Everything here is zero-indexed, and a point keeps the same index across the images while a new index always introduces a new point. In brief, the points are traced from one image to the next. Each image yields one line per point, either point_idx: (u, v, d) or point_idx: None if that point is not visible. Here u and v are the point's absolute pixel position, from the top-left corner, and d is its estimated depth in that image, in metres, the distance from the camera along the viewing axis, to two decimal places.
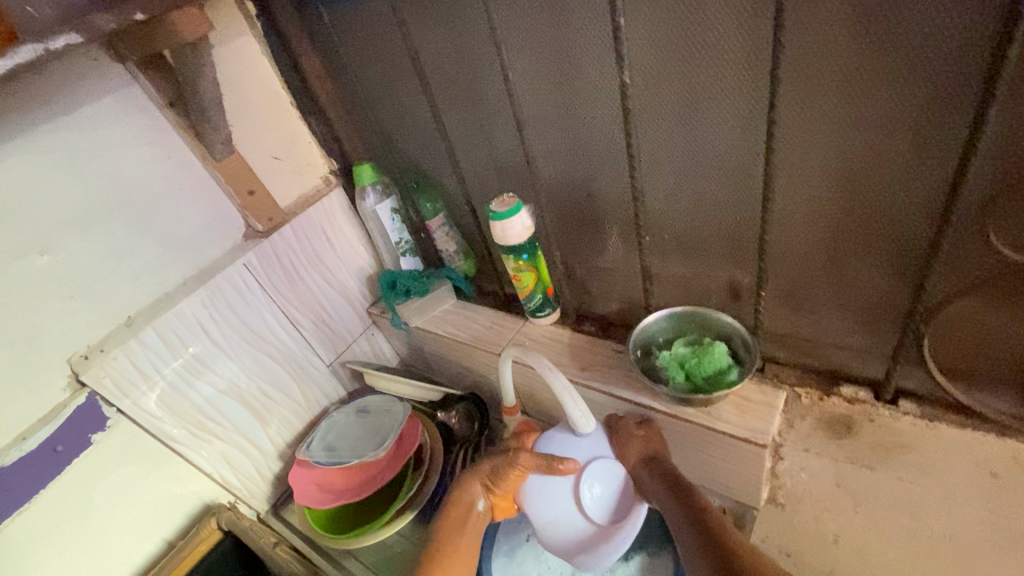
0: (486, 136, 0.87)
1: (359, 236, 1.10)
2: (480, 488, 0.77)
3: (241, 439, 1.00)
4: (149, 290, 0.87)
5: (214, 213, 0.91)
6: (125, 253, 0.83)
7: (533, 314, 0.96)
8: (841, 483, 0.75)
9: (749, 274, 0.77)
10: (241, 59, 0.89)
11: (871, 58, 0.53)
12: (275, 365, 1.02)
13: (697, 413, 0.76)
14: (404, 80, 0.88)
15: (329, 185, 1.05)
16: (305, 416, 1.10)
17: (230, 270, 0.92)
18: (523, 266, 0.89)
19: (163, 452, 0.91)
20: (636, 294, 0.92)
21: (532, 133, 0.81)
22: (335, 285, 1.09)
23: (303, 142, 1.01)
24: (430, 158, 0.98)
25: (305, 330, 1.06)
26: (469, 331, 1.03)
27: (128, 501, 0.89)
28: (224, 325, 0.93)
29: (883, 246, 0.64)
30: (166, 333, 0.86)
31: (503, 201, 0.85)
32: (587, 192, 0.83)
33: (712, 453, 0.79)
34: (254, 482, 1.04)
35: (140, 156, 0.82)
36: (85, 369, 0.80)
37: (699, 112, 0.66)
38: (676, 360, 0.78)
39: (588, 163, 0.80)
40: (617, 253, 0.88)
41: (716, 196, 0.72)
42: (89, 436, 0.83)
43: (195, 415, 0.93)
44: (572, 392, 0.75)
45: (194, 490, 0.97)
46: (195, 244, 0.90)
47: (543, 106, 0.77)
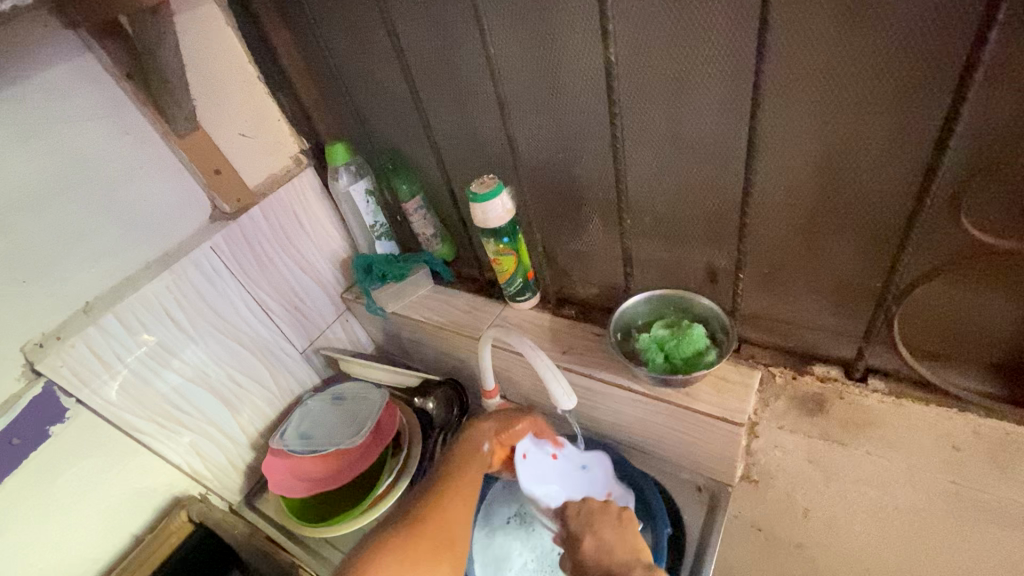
0: (466, 116, 0.85)
1: (332, 218, 1.07)
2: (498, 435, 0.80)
3: (211, 429, 0.96)
4: (108, 275, 0.82)
5: (179, 192, 0.87)
6: (82, 235, 0.78)
7: (513, 298, 0.96)
8: (813, 459, 0.78)
9: (728, 257, 0.78)
10: (204, 29, 0.84)
11: (854, 42, 0.53)
12: (245, 352, 0.99)
13: (676, 394, 0.78)
14: (381, 57, 0.85)
15: (300, 166, 1.01)
16: (277, 404, 1.07)
17: (197, 253, 0.88)
18: (504, 249, 0.88)
19: (129, 444, 0.87)
20: (616, 277, 0.92)
21: (514, 114, 0.79)
22: (307, 269, 1.05)
23: (272, 119, 0.96)
24: (408, 140, 0.95)
25: (276, 315, 1.02)
26: (448, 315, 1.02)
27: (92, 495, 0.85)
28: (191, 310, 0.89)
29: (858, 227, 0.65)
30: (128, 318, 0.82)
31: (484, 182, 0.84)
32: (569, 175, 0.83)
33: (691, 433, 0.80)
34: (226, 472, 1.01)
35: (97, 130, 0.76)
36: (40, 358, 0.75)
37: (683, 95, 0.65)
38: (655, 342, 0.78)
39: (571, 146, 0.79)
40: (597, 236, 0.88)
41: (698, 178, 0.72)
42: (48, 429, 0.78)
43: (160, 404, 0.89)
44: (553, 369, 0.76)
45: (162, 482, 0.93)
46: (159, 224, 0.86)
47: (525, 85, 0.75)
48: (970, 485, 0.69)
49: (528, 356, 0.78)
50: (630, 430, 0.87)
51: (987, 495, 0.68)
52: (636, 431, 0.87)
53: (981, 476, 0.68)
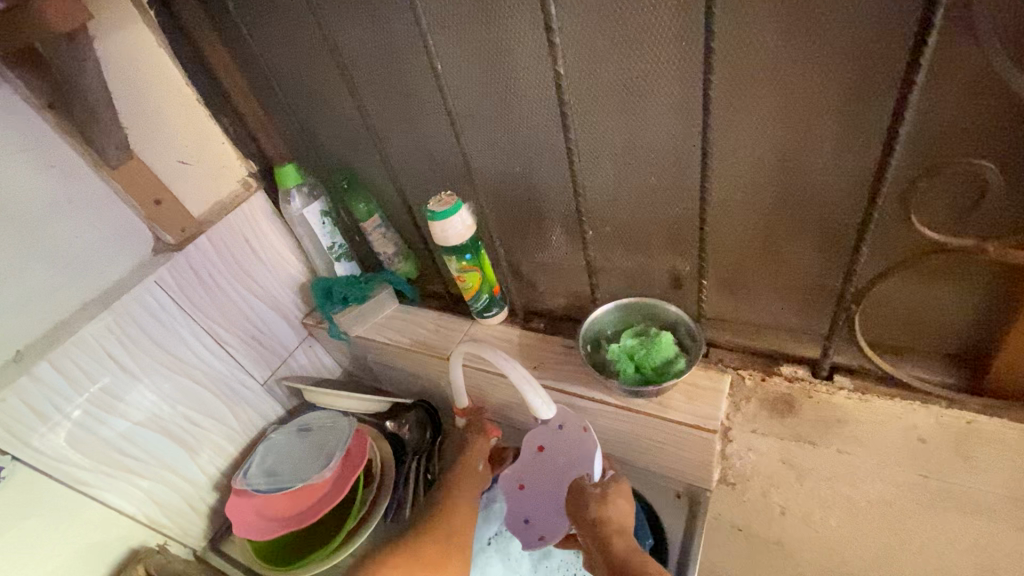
0: (420, 134, 0.82)
1: (287, 242, 1.03)
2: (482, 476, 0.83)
3: (168, 474, 0.91)
4: (40, 319, 0.76)
5: (115, 226, 0.82)
6: (8, 280, 0.72)
7: (481, 315, 0.94)
8: (787, 460, 0.79)
9: (690, 263, 0.78)
10: (133, 51, 0.79)
11: (797, 48, 0.54)
12: (200, 389, 0.94)
13: (648, 403, 0.77)
14: (326, 75, 0.82)
15: (250, 190, 0.97)
16: (239, 441, 1.02)
17: (140, 289, 0.83)
18: (467, 266, 0.86)
19: (74, 499, 0.81)
20: (583, 287, 0.91)
21: (468, 131, 0.77)
22: (263, 296, 1.01)
23: (216, 143, 0.92)
24: (360, 158, 0.93)
25: (233, 347, 0.98)
26: (415, 336, 0.99)
27: (39, 557, 0.79)
28: (137, 351, 0.84)
29: (813, 227, 0.66)
30: (66, 366, 0.76)
31: (442, 199, 0.82)
32: (528, 190, 0.81)
33: (667, 441, 0.79)
34: (187, 518, 0.95)
35: (17, 166, 0.71)
36: None
37: (634, 107, 0.65)
38: (625, 352, 0.78)
39: (527, 160, 0.78)
40: (561, 247, 0.87)
41: (654, 187, 0.72)
42: None
43: (109, 453, 0.83)
44: (532, 381, 0.71)
45: (115, 535, 0.87)
46: (94, 262, 0.80)
47: (477, 101, 0.73)
48: (940, 476, 0.70)
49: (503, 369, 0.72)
50: (607, 442, 0.86)
51: (955, 487, 0.70)
52: (614, 444, 0.86)
53: (949, 468, 0.69)
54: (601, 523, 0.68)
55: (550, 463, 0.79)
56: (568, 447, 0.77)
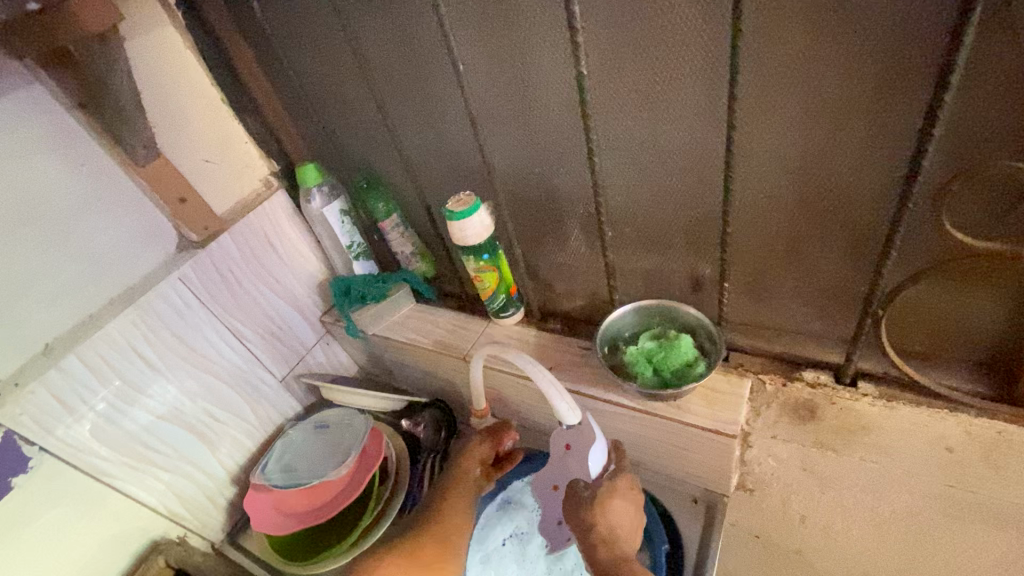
0: (439, 134, 0.83)
1: (307, 241, 1.04)
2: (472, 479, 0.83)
3: (188, 467, 0.92)
4: (69, 314, 0.78)
5: (141, 223, 0.83)
6: (38, 277, 0.74)
7: (497, 315, 0.94)
8: (809, 467, 0.77)
9: (711, 266, 0.77)
10: (161, 52, 0.80)
11: (826, 47, 0.53)
12: (220, 384, 0.95)
13: (666, 407, 0.76)
14: (348, 76, 0.83)
15: (271, 189, 0.98)
16: (258, 436, 1.03)
17: (164, 286, 0.84)
18: (485, 266, 0.86)
19: (98, 490, 0.83)
20: (600, 289, 0.90)
21: (487, 130, 0.78)
22: (282, 294, 1.02)
23: (238, 142, 0.93)
24: (380, 159, 0.93)
25: (253, 344, 0.99)
26: (431, 336, 0.99)
27: (63, 546, 0.81)
28: (160, 346, 0.86)
29: (839, 230, 0.65)
30: (92, 359, 0.78)
31: (461, 199, 0.82)
32: (546, 190, 0.81)
33: (685, 446, 0.79)
34: (206, 511, 0.97)
35: (48, 164, 0.72)
36: None
37: (656, 106, 0.64)
38: (644, 355, 0.77)
39: (546, 159, 0.77)
40: (579, 248, 0.86)
41: (676, 188, 0.71)
42: (10, 482, 0.74)
43: (131, 446, 0.85)
44: (556, 385, 0.70)
45: (137, 527, 0.89)
46: (119, 258, 0.82)
47: (496, 100, 0.73)
48: (967, 488, 0.68)
49: (528, 372, 0.72)
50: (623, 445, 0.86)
51: (983, 499, 0.68)
52: (630, 447, 0.86)
53: (977, 480, 0.68)
54: (593, 529, 0.68)
55: (564, 462, 0.73)
56: (582, 452, 0.71)
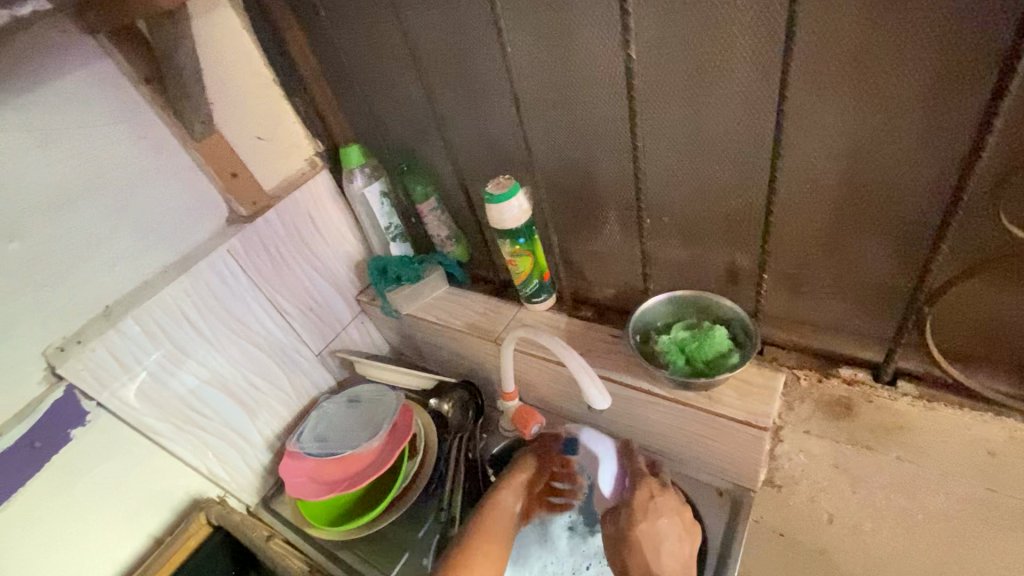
0: (482, 118, 0.84)
1: (347, 221, 1.07)
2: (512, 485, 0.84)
3: (229, 431, 0.97)
4: (127, 278, 0.82)
5: (195, 196, 0.87)
6: (100, 241, 0.78)
7: (529, 300, 0.95)
8: (841, 465, 0.77)
9: (750, 257, 0.77)
10: (219, 31, 0.84)
11: (885, 35, 0.52)
12: (261, 354, 0.99)
13: (697, 397, 0.76)
14: (396, 59, 0.85)
15: (315, 168, 1.02)
16: (293, 406, 1.07)
17: (214, 257, 0.88)
18: (520, 250, 0.87)
19: (146, 446, 0.88)
20: (634, 278, 0.90)
21: (530, 114, 0.78)
22: (322, 271, 1.05)
23: (287, 122, 0.96)
24: (422, 142, 0.95)
25: (293, 318, 1.03)
26: (463, 318, 1.01)
27: (112, 495, 0.86)
28: (208, 314, 0.90)
29: (887, 224, 0.64)
30: (146, 322, 0.82)
31: (500, 183, 0.83)
32: (585, 176, 0.82)
33: (713, 437, 0.78)
34: (243, 475, 1.01)
35: (114, 135, 0.77)
36: (61, 362, 0.76)
37: (702, 93, 0.64)
38: (676, 344, 0.77)
39: (587, 145, 0.77)
40: (615, 236, 0.87)
41: (718, 177, 0.70)
42: (69, 431, 0.79)
43: (178, 407, 0.89)
44: (587, 368, 0.75)
45: (179, 483, 0.94)
46: (173, 228, 0.86)
47: (541, 85, 0.74)
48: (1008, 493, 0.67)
49: (561, 355, 0.77)
50: (650, 434, 0.86)
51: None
52: (656, 436, 0.86)
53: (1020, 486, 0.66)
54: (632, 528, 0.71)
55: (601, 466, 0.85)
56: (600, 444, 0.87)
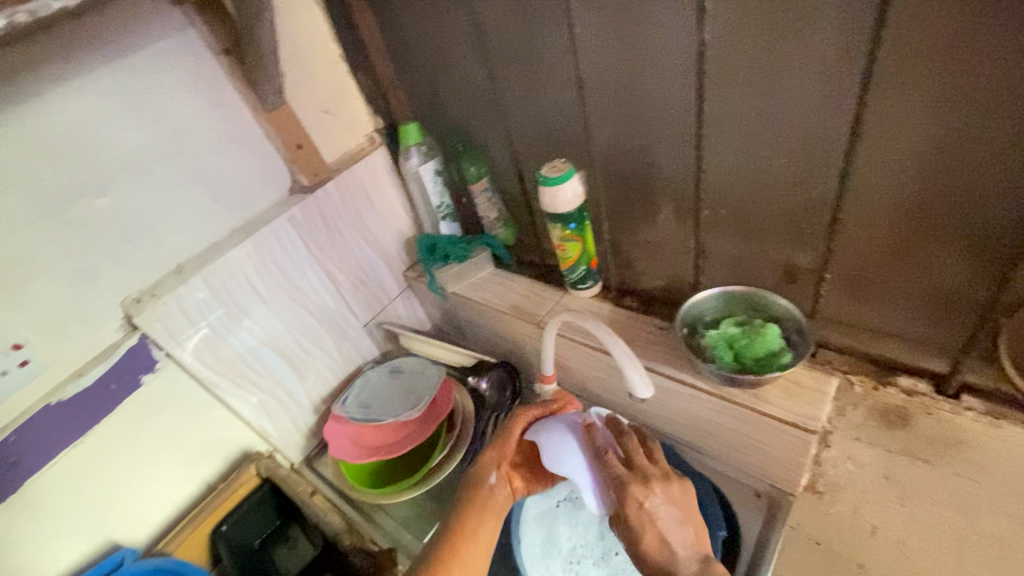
0: (541, 100, 0.84)
1: (400, 197, 1.10)
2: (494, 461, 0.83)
3: (280, 390, 1.02)
4: (197, 238, 0.87)
5: (262, 164, 0.91)
6: (176, 202, 0.83)
7: (575, 286, 0.95)
8: (890, 477, 0.74)
9: (812, 256, 0.74)
10: (293, 6, 0.87)
11: (987, 25, 0.49)
12: (313, 320, 1.03)
13: (743, 395, 0.75)
14: (461, 38, 0.85)
15: (374, 144, 1.04)
16: (339, 373, 1.11)
17: (276, 224, 0.92)
18: (570, 235, 0.87)
19: (205, 397, 0.94)
20: (685, 271, 0.89)
21: (592, 98, 0.78)
22: (374, 245, 1.08)
23: (350, 97, 0.99)
24: (479, 122, 0.96)
25: (344, 288, 1.06)
26: (507, 299, 1.02)
27: (173, 440, 0.93)
28: (268, 278, 0.94)
29: (966, 229, 0.60)
30: (213, 281, 0.87)
31: (555, 166, 0.83)
32: (643, 164, 0.80)
33: (756, 436, 0.77)
34: (290, 433, 1.06)
35: (193, 101, 0.81)
36: (138, 312, 0.82)
37: (775, 82, 0.62)
38: (724, 340, 0.76)
39: (647, 132, 0.76)
40: (668, 227, 0.85)
41: (785, 171, 0.68)
42: (140, 377, 0.85)
43: (236, 363, 0.94)
44: (631, 357, 0.74)
45: (232, 435, 1.00)
46: (241, 194, 0.90)
47: (605, 68, 0.73)
48: None
49: (605, 342, 0.76)
50: (689, 429, 0.85)
51: None
52: (696, 432, 0.85)
53: None
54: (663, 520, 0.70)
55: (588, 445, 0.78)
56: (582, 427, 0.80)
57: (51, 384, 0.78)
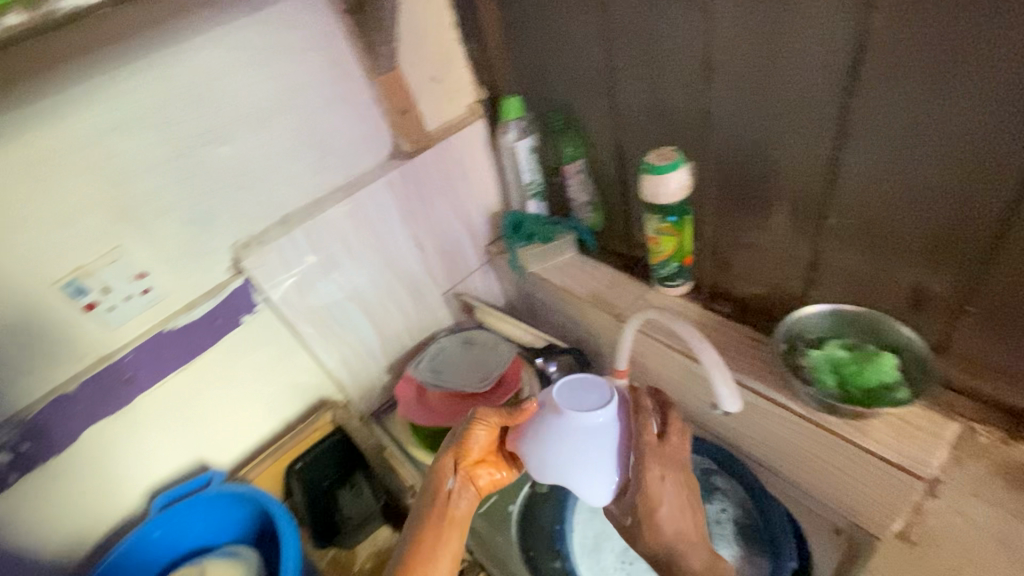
0: (657, 83, 0.79)
1: (491, 171, 1.09)
2: (452, 465, 0.72)
3: (360, 346, 1.06)
4: (303, 192, 0.91)
5: (367, 126, 0.93)
6: (287, 156, 0.87)
7: (662, 282, 0.91)
8: (1006, 541, 0.64)
9: (951, 285, 0.66)
10: None
11: None
12: (397, 283, 1.06)
13: (842, 423, 0.69)
14: (581, 11, 0.82)
15: (474, 115, 1.04)
16: (414, 336, 1.14)
17: (375, 186, 0.95)
18: (667, 228, 0.83)
19: (293, 343, 1.00)
20: (790, 281, 0.82)
21: (718, 84, 0.72)
22: (461, 216, 1.09)
23: (457, 65, 0.99)
24: (585, 102, 0.93)
25: (429, 255, 1.08)
26: (589, 287, 1.00)
27: (262, 378, 0.99)
28: (362, 237, 0.97)
29: None
30: (312, 235, 0.91)
31: (662, 154, 0.79)
32: (762, 162, 0.74)
33: (848, 469, 0.71)
34: (363, 388, 1.11)
35: (313, 59, 0.84)
36: (246, 256, 0.87)
37: (944, 83, 0.55)
38: (830, 362, 0.70)
39: (775, 127, 0.70)
40: (778, 233, 0.79)
41: (937, 186, 0.60)
42: (240, 317, 0.91)
43: (324, 315, 0.99)
44: (723, 367, 0.70)
45: (312, 381, 1.06)
46: (346, 153, 0.93)
47: (739, 53, 0.68)
48: None
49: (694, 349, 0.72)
50: (769, 449, 0.80)
51: None
52: (776, 452, 0.80)
53: None
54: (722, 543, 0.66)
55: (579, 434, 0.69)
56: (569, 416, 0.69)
57: (167, 312, 0.85)
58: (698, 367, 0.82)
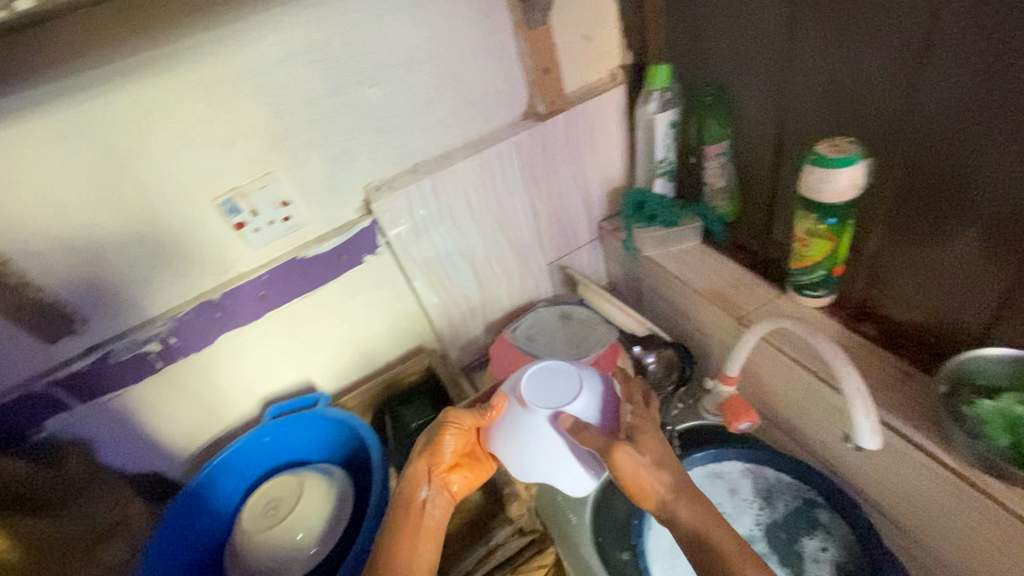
0: (845, 64, 0.69)
1: (621, 143, 1.04)
2: (425, 471, 0.75)
3: (462, 302, 1.08)
4: (435, 142, 0.92)
5: (506, 83, 0.91)
6: (427, 104, 0.87)
7: (801, 289, 0.83)
8: None
9: None
10: None
11: None
12: (507, 246, 1.06)
13: (1003, 487, 0.59)
14: None
15: (615, 81, 0.98)
16: (514, 301, 1.14)
17: (504, 145, 0.93)
18: (823, 230, 0.74)
19: (402, 288, 1.03)
20: (961, 313, 0.70)
21: (928, 73, 0.61)
22: (581, 187, 1.05)
23: (606, 27, 0.93)
24: (745, 79, 0.84)
25: (543, 223, 1.06)
26: (708, 281, 0.93)
27: (370, 317, 1.04)
28: (483, 195, 0.97)
29: None
30: (437, 187, 0.92)
31: (837, 146, 0.69)
32: (964, 171, 0.63)
33: (996, 539, 0.62)
34: (458, 342, 1.14)
35: (467, 8, 0.82)
36: (377, 199, 0.90)
37: None
38: (1005, 416, 0.61)
39: (994, 132, 0.58)
40: (964, 257, 0.67)
41: None
42: (362, 256, 0.95)
43: (435, 267, 1.01)
44: (866, 398, 0.64)
45: (413, 328, 1.10)
46: (482, 108, 0.92)
47: (969, 36, 0.56)
48: None
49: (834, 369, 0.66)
50: (895, 493, 0.72)
51: None
52: (901, 499, 0.71)
53: None
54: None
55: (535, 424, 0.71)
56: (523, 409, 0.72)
57: (301, 242, 0.90)
58: (825, 388, 0.74)
